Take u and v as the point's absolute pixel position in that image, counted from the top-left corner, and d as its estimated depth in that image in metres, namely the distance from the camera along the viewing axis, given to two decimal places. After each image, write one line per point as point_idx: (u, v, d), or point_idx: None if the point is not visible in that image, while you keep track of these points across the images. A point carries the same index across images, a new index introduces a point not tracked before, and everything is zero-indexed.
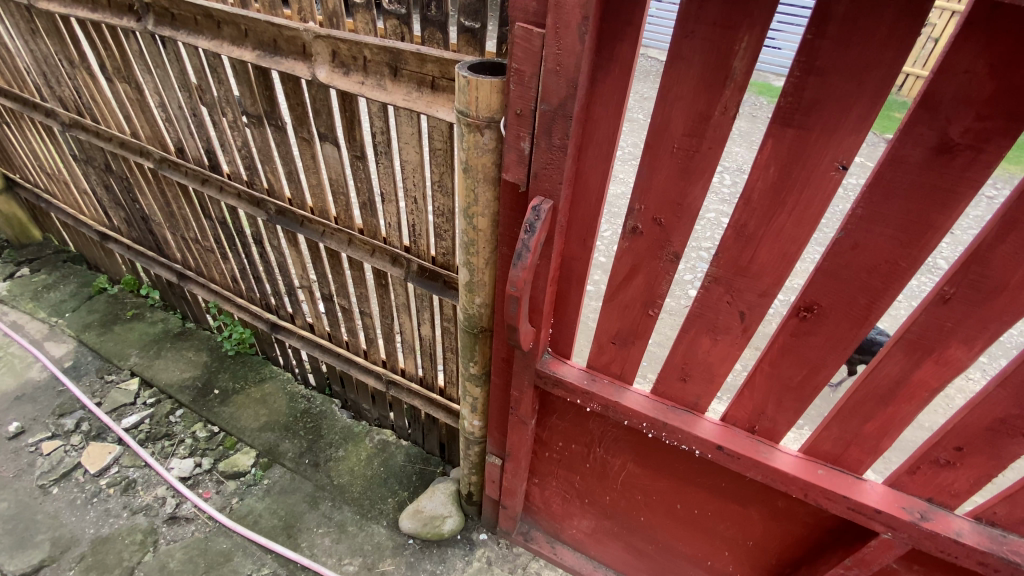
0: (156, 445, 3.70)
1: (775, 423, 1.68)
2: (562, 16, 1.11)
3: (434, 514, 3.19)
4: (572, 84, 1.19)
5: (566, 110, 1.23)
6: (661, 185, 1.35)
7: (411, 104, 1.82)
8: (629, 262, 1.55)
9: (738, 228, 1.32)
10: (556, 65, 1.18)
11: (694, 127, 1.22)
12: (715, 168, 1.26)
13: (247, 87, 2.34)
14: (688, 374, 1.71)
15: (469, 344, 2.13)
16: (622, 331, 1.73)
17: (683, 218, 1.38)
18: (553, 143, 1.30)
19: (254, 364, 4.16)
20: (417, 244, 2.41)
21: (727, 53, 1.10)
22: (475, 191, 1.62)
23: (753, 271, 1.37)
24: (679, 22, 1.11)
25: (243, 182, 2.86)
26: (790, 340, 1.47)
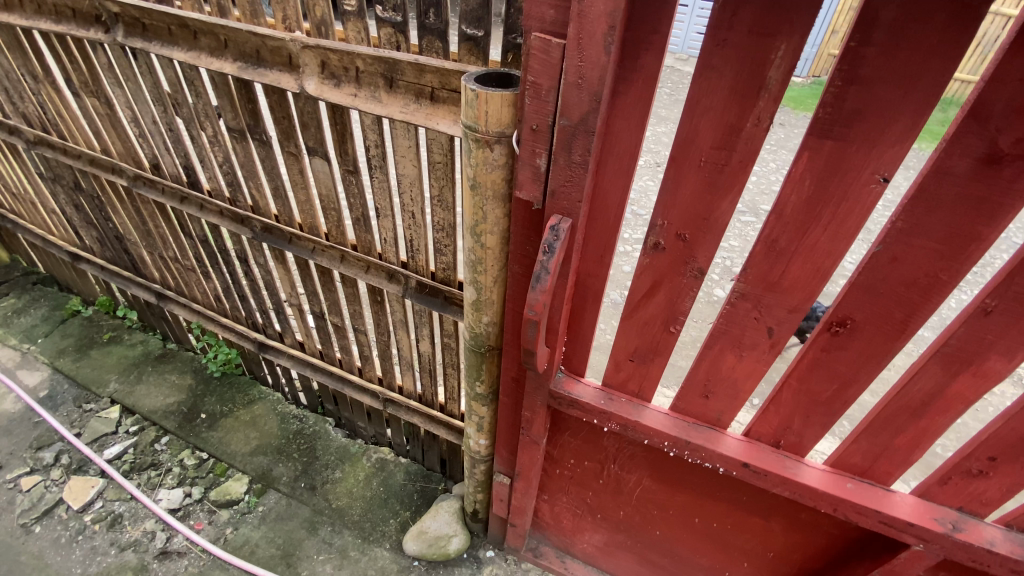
0: (142, 475, 3.52)
1: (801, 437, 1.63)
2: (585, 26, 1.04)
3: (439, 534, 3.09)
4: (595, 98, 1.12)
5: (587, 125, 1.16)
6: (686, 200, 1.28)
7: (408, 117, 1.72)
8: (650, 279, 1.48)
9: (769, 242, 1.25)
10: (579, 78, 1.11)
11: (724, 139, 1.15)
12: (744, 181, 1.20)
13: (227, 100, 2.21)
14: (710, 390, 1.65)
15: (475, 363, 2.05)
16: (640, 348, 1.66)
17: (709, 234, 1.31)
18: (573, 159, 1.23)
19: (241, 385, 3.99)
20: (414, 260, 2.31)
21: (762, 62, 1.04)
22: (483, 208, 1.54)
23: (784, 287, 1.31)
24: (710, 29, 1.04)
25: (225, 199, 2.72)
26: (820, 355, 1.41)
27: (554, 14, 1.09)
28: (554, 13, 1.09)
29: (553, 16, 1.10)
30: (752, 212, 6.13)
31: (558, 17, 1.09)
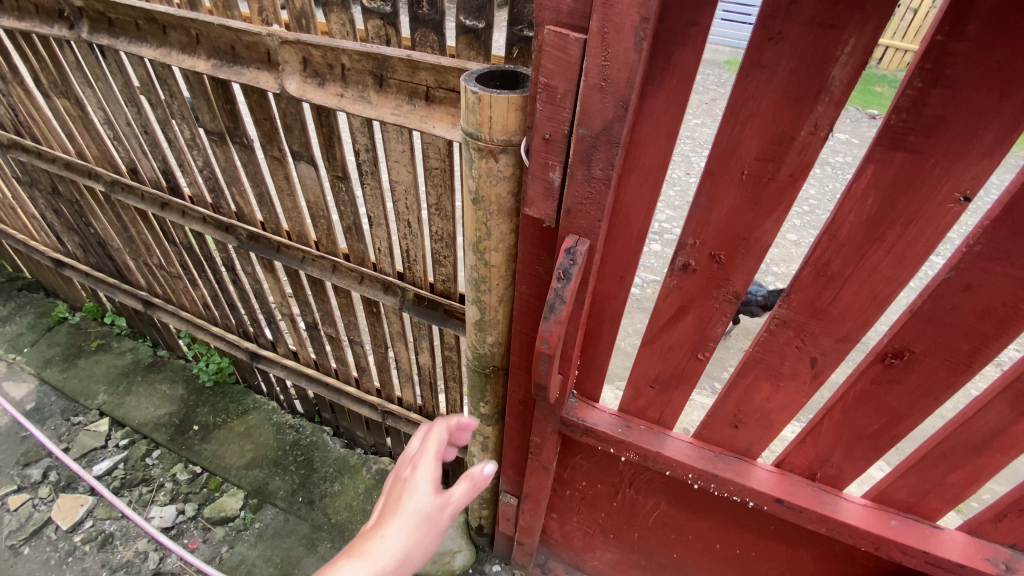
0: (133, 492, 3.40)
1: (841, 471, 1.48)
2: (611, 17, 0.87)
3: (443, 550, 2.96)
4: (622, 103, 0.95)
5: (612, 134, 0.99)
6: (723, 218, 1.11)
7: (401, 120, 1.54)
8: (677, 303, 1.31)
9: (820, 265, 1.12)
10: (602, 79, 0.94)
11: (771, 151, 1.00)
12: (792, 198, 1.04)
13: (204, 101, 2.02)
14: (740, 420, 1.51)
15: (479, 384, 1.89)
16: (664, 375, 1.50)
17: (750, 254, 1.14)
18: (594, 173, 1.06)
19: (234, 394, 3.84)
20: (412, 270, 2.13)
21: (824, 60, 0.89)
22: (487, 224, 1.37)
23: (833, 314, 1.17)
24: (759, 23, 0.89)
25: (208, 205, 2.53)
26: (869, 388, 1.26)
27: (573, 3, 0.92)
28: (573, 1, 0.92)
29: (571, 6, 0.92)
30: None
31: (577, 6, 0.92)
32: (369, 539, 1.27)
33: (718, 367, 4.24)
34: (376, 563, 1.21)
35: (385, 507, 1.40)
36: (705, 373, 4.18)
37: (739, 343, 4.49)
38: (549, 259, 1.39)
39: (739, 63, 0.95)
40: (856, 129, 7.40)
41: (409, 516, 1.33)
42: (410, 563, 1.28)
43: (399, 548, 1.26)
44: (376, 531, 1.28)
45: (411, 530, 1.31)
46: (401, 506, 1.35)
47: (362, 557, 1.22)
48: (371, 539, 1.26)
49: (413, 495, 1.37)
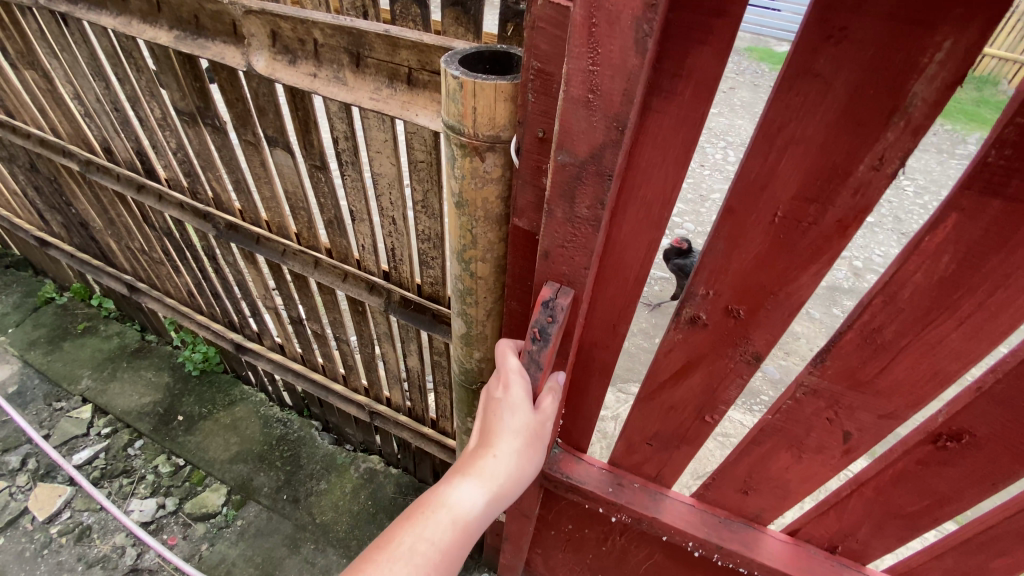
0: (113, 483, 3.29)
1: (864, 544, 1.36)
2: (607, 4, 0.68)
3: None
4: (616, 123, 0.78)
5: (602, 163, 0.83)
6: (743, 271, 1.05)
7: (379, 106, 1.34)
8: (684, 357, 1.25)
9: (868, 330, 1.00)
10: (592, 90, 0.76)
11: (818, 187, 0.90)
12: (840, 244, 0.94)
13: (171, 77, 1.81)
14: (750, 487, 1.43)
15: (466, 398, 1.81)
16: (664, 433, 1.44)
17: (777, 310, 1.07)
18: (578, 214, 0.91)
19: (222, 385, 3.70)
20: (398, 271, 1.95)
21: (900, 77, 0.76)
22: (472, 232, 1.19)
23: (878, 387, 1.06)
24: (817, 17, 0.76)
25: (185, 191, 2.35)
26: (914, 467, 1.13)
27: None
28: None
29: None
30: None
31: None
32: (478, 454, 1.07)
33: None
34: (493, 486, 1.04)
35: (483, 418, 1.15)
36: None
37: None
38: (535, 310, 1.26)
39: (787, 70, 0.82)
40: None
41: (520, 427, 1.08)
42: (527, 468, 1.12)
43: (513, 466, 1.07)
44: (486, 448, 1.07)
45: (524, 448, 1.09)
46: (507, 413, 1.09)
47: (476, 476, 1.04)
48: (482, 454, 1.07)
49: (517, 407, 1.07)
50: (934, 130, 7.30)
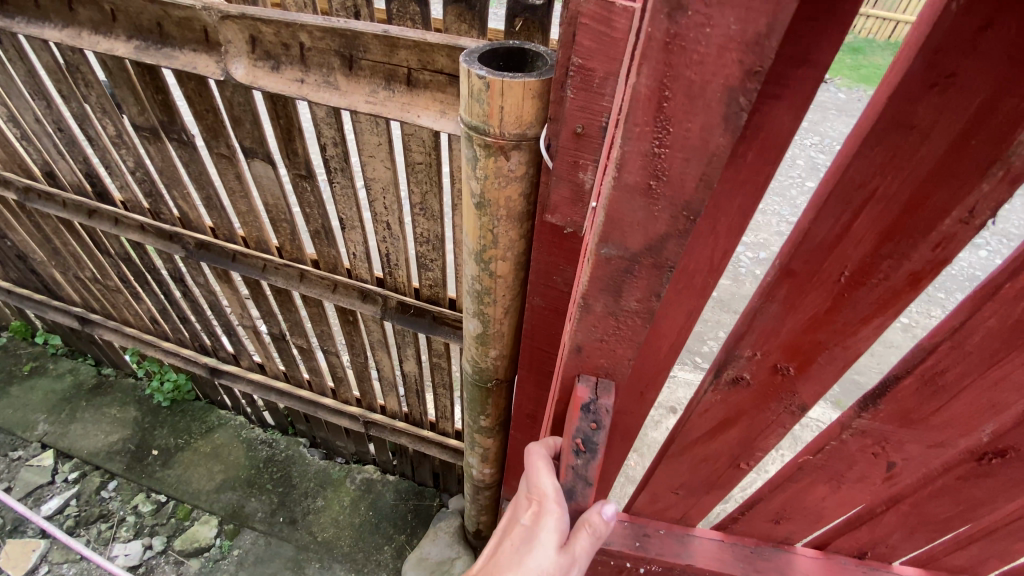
0: (91, 530, 3.07)
1: (890, 546, 1.39)
2: (687, 71, 0.59)
3: (441, 560, 2.87)
4: (682, 209, 0.71)
5: (658, 254, 0.77)
6: (794, 332, 1.00)
7: (377, 108, 1.29)
8: (723, 412, 1.21)
9: (930, 373, 0.98)
10: (655, 175, 0.69)
11: (894, 244, 0.83)
12: (906, 297, 0.88)
13: (128, 91, 1.68)
14: (781, 515, 1.43)
15: (479, 398, 1.80)
16: (692, 482, 1.43)
17: (828, 362, 1.03)
18: (625, 307, 0.88)
19: (196, 412, 3.51)
20: (394, 275, 1.91)
21: (1008, 125, 0.68)
22: (494, 231, 1.17)
23: (931, 422, 1.05)
24: (923, 62, 0.66)
25: (145, 211, 2.19)
26: (953, 482, 1.16)
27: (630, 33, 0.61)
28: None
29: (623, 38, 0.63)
30: None
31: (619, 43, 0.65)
32: None
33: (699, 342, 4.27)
34: None
35: (500, 545, 1.05)
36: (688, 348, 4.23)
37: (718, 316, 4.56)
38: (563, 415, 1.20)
39: (876, 125, 0.73)
40: None
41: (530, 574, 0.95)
42: None
43: None
44: None
45: None
46: (527, 549, 0.98)
47: None
48: None
49: (536, 549, 0.96)
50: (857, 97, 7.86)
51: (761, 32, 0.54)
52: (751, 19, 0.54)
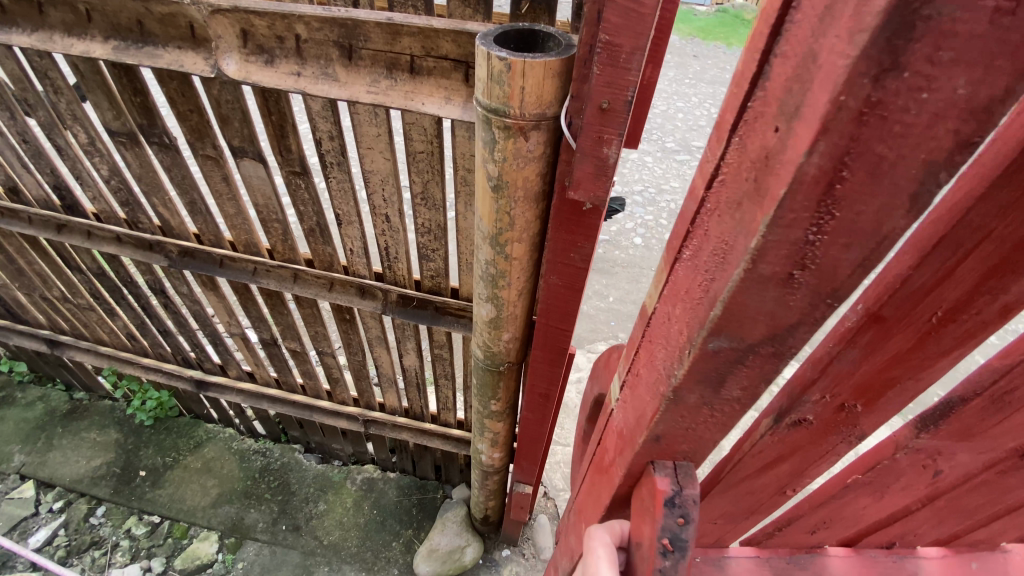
0: (83, 558, 2.95)
1: (921, 534, 1.17)
2: (880, 146, 0.51)
3: (451, 548, 2.90)
4: (826, 296, 0.64)
5: (780, 341, 0.70)
6: (866, 372, 0.84)
7: (380, 98, 1.29)
8: (775, 454, 1.03)
9: (999, 393, 0.85)
10: (800, 264, 0.61)
11: (997, 281, 0.68)
12: (997, 327, 0.74)
13: (103, 95, 1.61)
14: (820, 525, 1.23)
15: (490, 383, 1.82)
16: (733, 513, 1.22)
17: (897, 399, 0.88)
18: (725, 395, 0.80)
19: (182, 428, 3.40)
20: (393, 269, 1.90)
21: None
22: (511, 213, 1.19)
23: (989, 436, 0.91)
24: None
25: (122, 222, 2.10)
26: (993, 478, 0.99)
27: (796, 92, 0.51)
28: (780, 80, 0.54)
29: (780, 98, 0.54)
30: (687, 150, 6.59)
31: (759, 108, 0.57)
32: None
33: None
34: None
35: None
36: None
37: None
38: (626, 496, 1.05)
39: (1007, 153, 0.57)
40: None
41: None
42: None
43: None
44: None
45: None
46: None
47: None
48: None
49: None
50: None
51: (998, 98, 0.45)
52: (988, 83, 0.45)
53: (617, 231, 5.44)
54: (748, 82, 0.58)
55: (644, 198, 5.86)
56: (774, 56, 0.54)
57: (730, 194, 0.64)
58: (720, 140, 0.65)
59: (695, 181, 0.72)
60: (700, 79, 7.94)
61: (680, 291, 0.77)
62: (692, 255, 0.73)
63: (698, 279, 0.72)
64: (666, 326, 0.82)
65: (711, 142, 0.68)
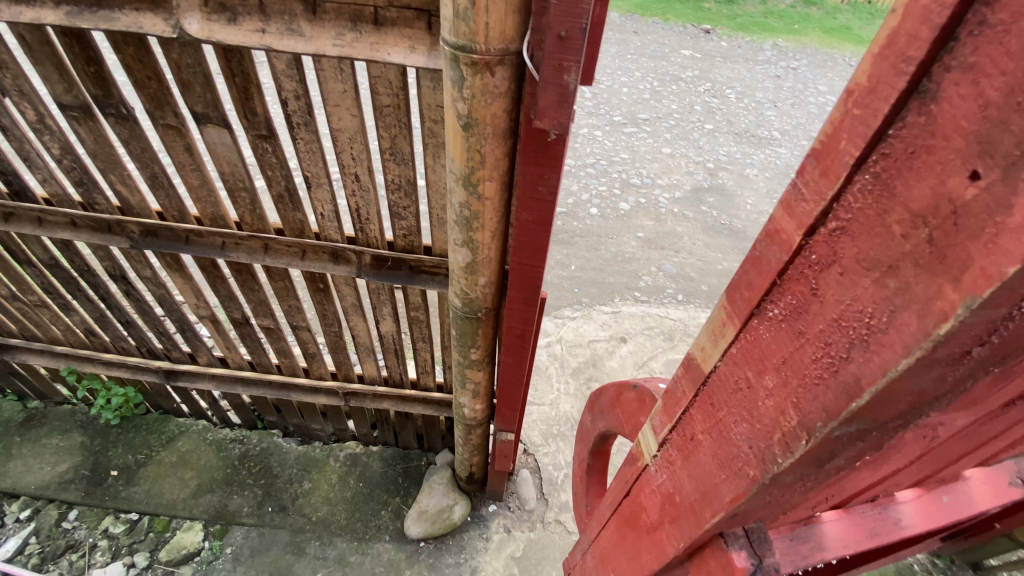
0: (60, 563, 2.87)
1: None
2: None
3: (440, 508, 3.01)
4: (993, 364, 0.47)
5: (924, 415, 0.55)
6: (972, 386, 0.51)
7: (346, 51, 1.35)
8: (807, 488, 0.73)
9: None
10: (982, 340, 0.44)
11: None
12: None
13: (53, 67, 1.60)
14: None
15: (468, 331, 1.92)
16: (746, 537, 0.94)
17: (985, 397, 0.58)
18: (827, 469, 0.66)
19: (152, 424, 3.33)
20: (365, 230, 1.95)
21: None
22: (481, 151, 1.29)
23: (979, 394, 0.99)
24: None
25: (76, 204, 2.05)
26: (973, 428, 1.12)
27: (1003, 122, 0.37)
28: (969, 112, 0.40)
29: (970, 129, 0.40)
30: (632, 122, 6.83)
31: (919, 139, 0.44)
32: None
33: (634, 278, 4.86)
34: None
35: None
36: (625, 285, 4.80)
37: (646, 253, 5.12)
38: (681, 560, 0.97)
39: None
40: (697, 45, 8.45)
41: None
42: None
43: None
44: None
45: None
46: None
47: None
48: None
49: None
50: (737, 44, 8.56)
51: None
52: None
53: (573, 203, 5.60)
54: (892, 102, 0.45)
55: (596, 169, 6.05)
56: (947, 70, 0.41)
57: (861, 250, 0.50)
58: (831, 174, 0.52)
59: (783, 226, 0.59)
60: (641, 54, 8.20)
61: (767, 360, 0.65)
62: (788, 320, 0.61)
63: (805, 357, 0.59)
64: (747, 396, 0.70)
65: (809, 178, 0.54)
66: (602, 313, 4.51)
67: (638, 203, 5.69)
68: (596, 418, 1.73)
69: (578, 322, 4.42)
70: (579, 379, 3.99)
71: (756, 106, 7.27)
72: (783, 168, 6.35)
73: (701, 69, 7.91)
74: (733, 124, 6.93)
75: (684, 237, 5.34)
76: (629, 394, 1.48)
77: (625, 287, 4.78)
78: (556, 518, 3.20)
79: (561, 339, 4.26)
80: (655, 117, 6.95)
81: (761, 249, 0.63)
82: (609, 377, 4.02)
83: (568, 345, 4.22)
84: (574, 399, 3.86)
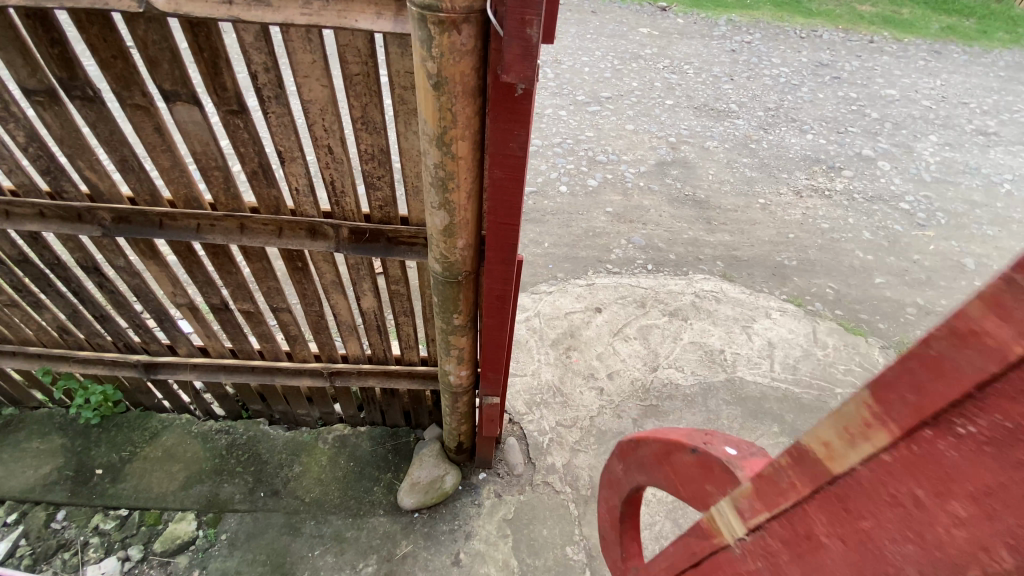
0: (51, 563, 2.85)
1: None
2: None
3: (432, 478, 3.10)
4: None
5: None
6: None
7: (314, 19, 1.39)
8: None
9: None
10: None
11: None
12: None
13: (15, 51, 1.59)
14: None
15: (450, 296, 1.99)
16: None
17: None
18: None
19: (134, 422, 3.31)
20: (342, 203, 1.99)
21: None
22: (452, 109, 1.35)
23: None
24: None
25: (43, 195, 2.04)
26: None
27: None
28: None
29: None
30: (596, 100, 6.94)
31: None
32: None
33: (606, 251, 4.99)
34: None
35: None
36: (598, 258, 4.93)
37: (616, 227, 5.26)
38: None
39: None
40: (653, 23, 8.60)
41: None
42: None
43: None
44: None
45: None
46: None
47: None
48: None
49: None
50: (692, 21, 8.73)
51: None
52: None
53: (542, 182, 5.69)
54: None
55: (563, 148, 6.15)
56: None
57: None
58: None
59: (985, 327, 0.46)
60: (600, 33, 8.30)
61: (956, 484, 0.52)
62: (995, 445, 0.49)
63: None
64: (909, 519, 0.57)
65: None
66: (577, 286, 4.63)
67: (606, 179, 5.81)
68: (633, 470, 1.25)
69: (554, 296, 4.53)
70: (558, 349, 4.11)
71: (714, 81, 7.47)
72: (742, 138, 6.56)
73: (659, 46, 8.06)
74: (693, 99, 7.11)
75: (651, 209, 5.49)
76: (686, 458, 1.05)
77: (598, 260, 4.91)
78: (544, 480, 3.34)
79: (539, 313, 4.37)
80: (617, 95, 7.06)
81: (938, 347, 0.50)
82: (588, 346, 4.15)
83: (547, 319, 4.33)
84: (555, 369, 3.98)
